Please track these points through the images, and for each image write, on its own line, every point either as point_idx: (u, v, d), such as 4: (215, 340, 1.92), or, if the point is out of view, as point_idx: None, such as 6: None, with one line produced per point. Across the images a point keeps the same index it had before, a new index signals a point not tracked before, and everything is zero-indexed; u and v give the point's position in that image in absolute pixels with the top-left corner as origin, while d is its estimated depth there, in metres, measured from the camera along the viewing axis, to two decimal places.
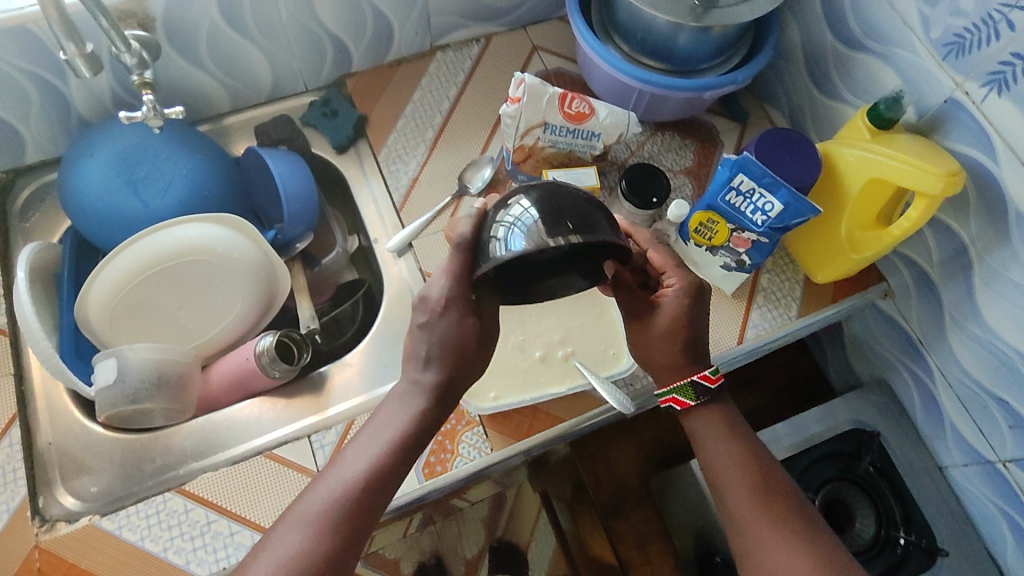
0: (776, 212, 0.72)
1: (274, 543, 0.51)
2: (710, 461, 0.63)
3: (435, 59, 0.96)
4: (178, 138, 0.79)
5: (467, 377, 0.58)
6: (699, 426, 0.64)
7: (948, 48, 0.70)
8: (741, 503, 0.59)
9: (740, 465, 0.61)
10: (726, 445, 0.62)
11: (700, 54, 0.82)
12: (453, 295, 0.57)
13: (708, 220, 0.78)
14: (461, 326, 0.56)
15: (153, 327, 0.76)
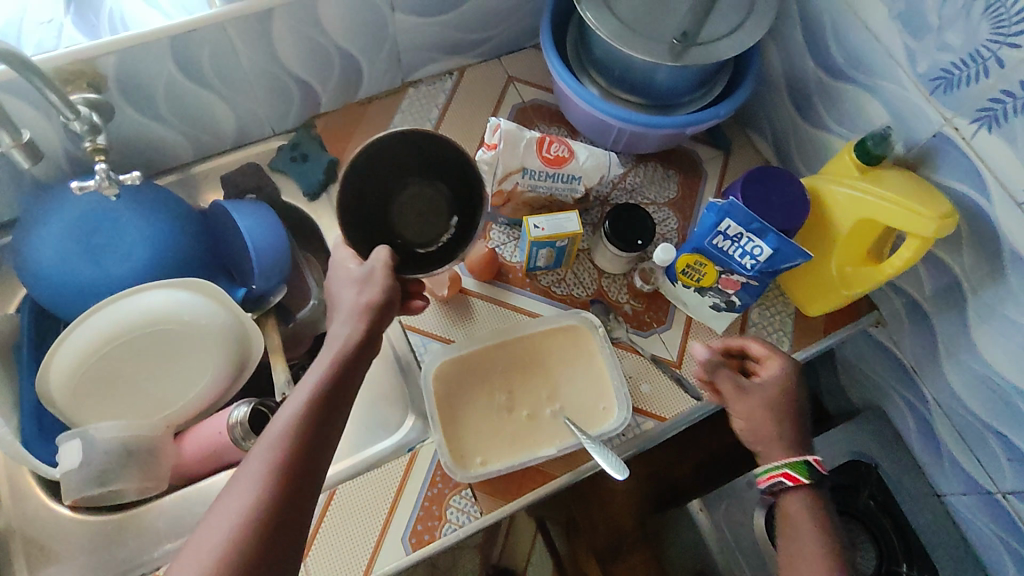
0: (765, 256, 0.70)
1: (216, 515, 0.48)
2: (799, 541, 0.65)
3: (408, 95, 0.92)
4: (138, 198, 0.75)
5: (369, 299, 0.58)
6: (792, 508, 0.67)
7: (935, 82, 0.68)
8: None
9: (825, 554, 0.64)
10: (814, 531, 0.65)
11: (680, 89, 0.80)
12: (341, 254, 0.63)
13: (696, 262, 0.75)
14: (345, 263, 0.62)
15: (122, 401, 0.72)
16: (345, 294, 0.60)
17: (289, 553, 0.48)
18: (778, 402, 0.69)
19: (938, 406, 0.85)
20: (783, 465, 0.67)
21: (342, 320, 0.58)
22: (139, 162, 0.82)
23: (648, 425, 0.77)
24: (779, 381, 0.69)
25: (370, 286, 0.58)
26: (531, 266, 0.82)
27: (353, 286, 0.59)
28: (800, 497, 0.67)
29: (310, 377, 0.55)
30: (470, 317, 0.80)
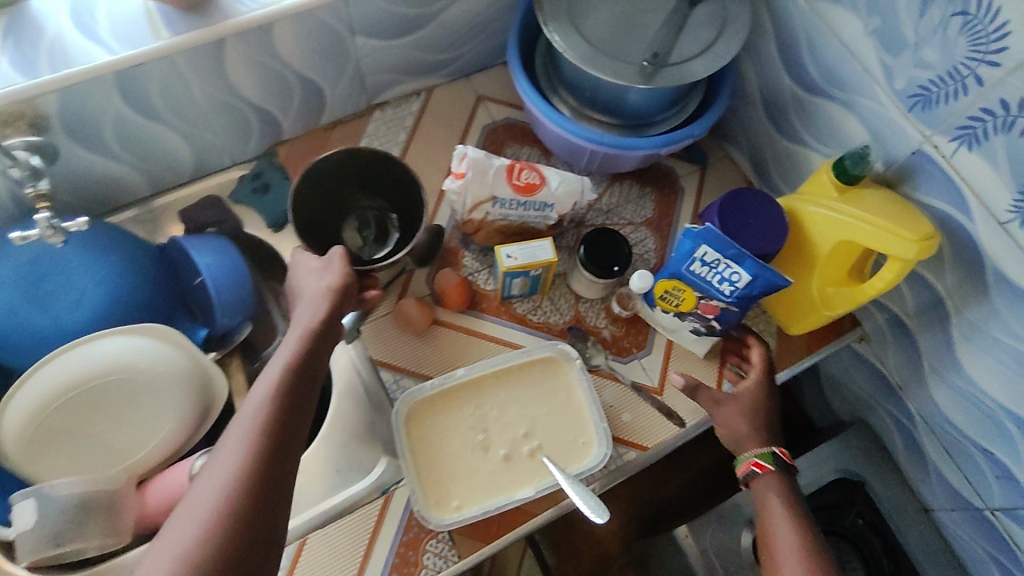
0: (744, 282, 0.68)
1: (201, 482, 0.45)
2: (768, 521, 0.63)
3: (373, 119, 0.89)
4: (89, 242, 0.71)
5: (333, 281, 0.64)
6: (762, 492, 0.65)
7: (913, 99, 0.66)
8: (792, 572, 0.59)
9: (794, 533, 0.61)
10: (783, 511, 0.63)
11: (653, 107, 0.77)
12: (303, 258, 0.69)
13: (674, 287, 0.73)
14: (306, 260, 0.68)
15: (80, 455, 0.68)
16: (307, 287, 0.65)
17: (281, 510, 0.46)
18: (757, 412, 0.71)
19: (925, 422, 0.83)
20: (751, 453, 0.68)
21: (307, 305, 0.62)
22: (92, 198, 0.78)
23: (630, 456, 0.75)
24: (759, 393, 0.72)
25: (332, 271, 0.65)
26: (505, 294, 0.79)
27: (315, 276, 0.66)
28: (769, 477, 0.66)
29: (279, 355, 0.55)
30: (443, 350, 0.78)
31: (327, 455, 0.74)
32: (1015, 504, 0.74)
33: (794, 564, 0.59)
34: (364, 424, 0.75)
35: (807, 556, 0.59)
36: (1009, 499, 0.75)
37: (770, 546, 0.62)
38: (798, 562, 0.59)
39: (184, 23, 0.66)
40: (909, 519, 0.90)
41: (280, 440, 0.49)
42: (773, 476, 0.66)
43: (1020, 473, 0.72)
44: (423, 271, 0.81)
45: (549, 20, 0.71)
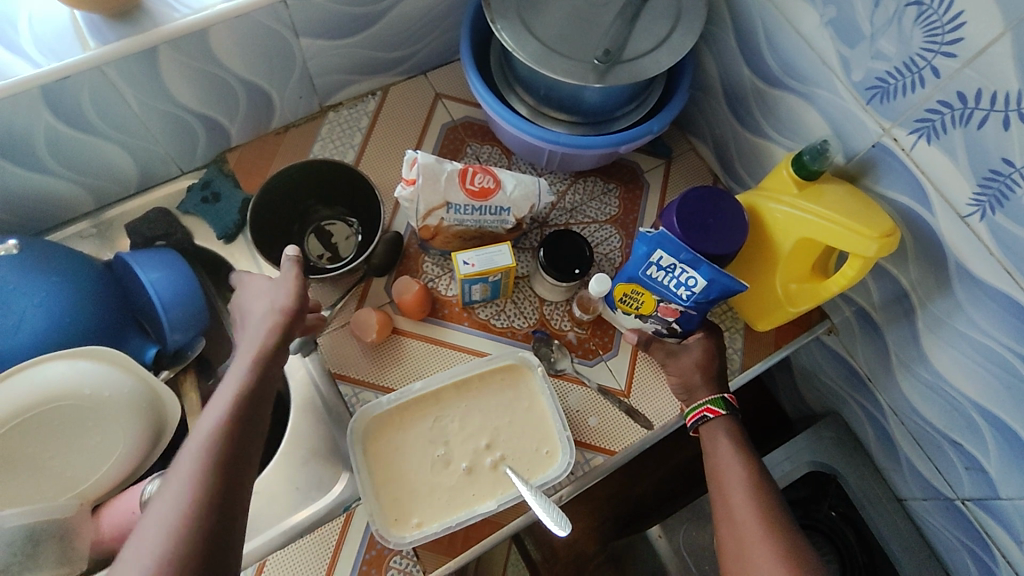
0: (700, 287, 0.66)
1: (154, 509, 0.42)
2: (718, 462, 0.63)
3: (327, 121, 0.87)
4: (25, 262, 0.68)
5: (285, 302, 0.58)
6: (711, 437, 0.65)
7: (871, 92, 0.64)
8: (740, 505, 0.58)
9: (743, 469, 0.61)
10: (732, 451, 0.63)
11: (610, 103, 0.75)
12: (252, 280, 0.64)
13: (633, 291, 0.72)
14: (256, 283, 0.63)
15: (24, 486, 0.66)
16: (254, 309, 0.59)
17: (237, 542, 0.43)
18: (709, 365, 0.70)
19: (895, 414, 0.82)
20: (702, 400, 0.67)
21: (252, 330, 0.56)
22: (31, 215, 0.76)
23: (597, 461, 0.74)
24: (708, 349, 0.72)
25: (284, 289, 0.59)
26: (466, 300, 0.77)
27: (264, 296, 0.60)
28: (718, 421, 0.66)
29: (229, 378, 0.50)
30: (405, 359, 0.76)
31: (288, 473, 0.72)
32: (985, 494, 0.74)
33: (742, 497, 0.59)
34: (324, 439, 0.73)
35: (754, 489, 0.59)
36: (979, 490, 0.74)
37: (719, 485, 0.61)
38: (745, 494, 0.59)
39: (113, 32, 0.63)
40: (883, 510, 0.89)
41: (223, 488, 0.43)
42: (722, 420, 0.66)
43: (988, 463, 0.71)
44: (382, 279, 0.79)
45: (497, 18, 0.69)
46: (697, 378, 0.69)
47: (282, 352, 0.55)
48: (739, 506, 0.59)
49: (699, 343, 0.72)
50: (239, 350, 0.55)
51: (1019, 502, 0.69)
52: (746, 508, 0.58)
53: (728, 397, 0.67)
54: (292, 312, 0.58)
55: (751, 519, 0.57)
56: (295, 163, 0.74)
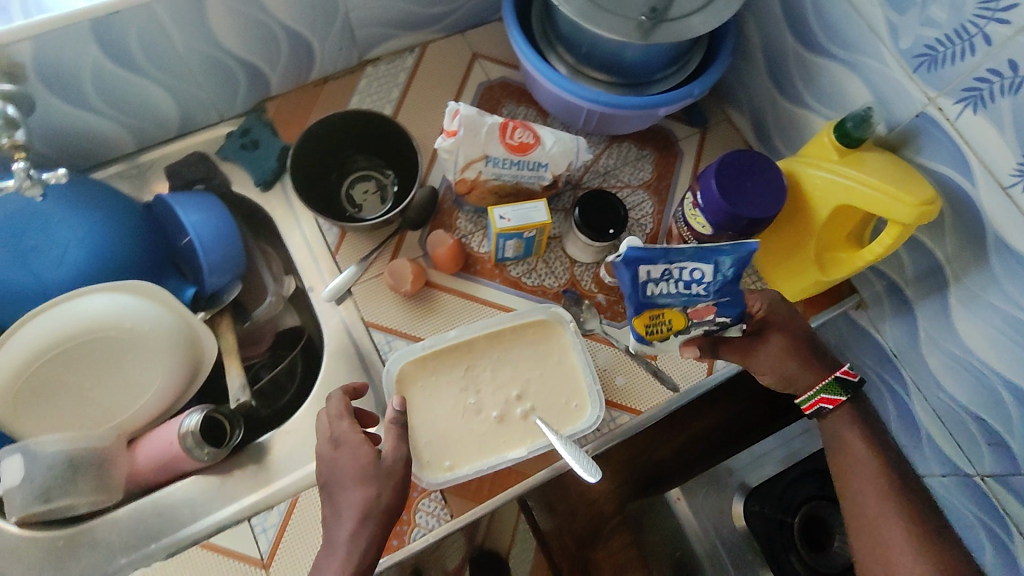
0: (709, 271, 0.61)
1: None
2: (849, 451, 0.65)
3: (366, 75, 0.87)
4: (68, 196, 0.69)
5: (387, 504, 0.54)
6: (837, 428, 0.67)
7: (918, 60, 0.64)
8: (877, 508, 0.61)
9: (876, 471, 0.63)
10: (862, 447, 0.64)
11: (652, 65, 0.76)
12: (347, 432, 0.57)
13: (651, 320, 0.61)
14: (356, 451, 0.55)
15: (67, 415, 0.67)
16: (351, 494, 0.53)
17: None
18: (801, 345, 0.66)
19: (918, 389, 0.82)
20: (816, 392, 0.66)
21: (346, 530, 0.52)
22: (74, 153, 0.77)
23: (623, 419, 0.75)
24: (790, 329, 0.66)
25: (388, 486, 0.54)
26: (499, 257, 0.78)
27: (364, 484, 0.53)
28: (843, 408, 0.66)
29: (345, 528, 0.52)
30: (437, 311, 0.77)
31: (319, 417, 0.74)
32: (1005, 471, 0.73)
33: (878, 500, 0.62)
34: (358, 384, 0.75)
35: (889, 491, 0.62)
36: (1000, 467, 0.74)
37: (849, 485, 0.64)
38: (882, 497, 0.62)
39: None
40: None
41: None
42: (847, 406, 0.67)
43: (1011, 439, 0.71)
44: (417, 233, 0.80)
45: None
46: (800, 367, 0.66)
47: (392, 503, 0.54)
48: (878, 509, 0.61)
49: (777, 331, 0.66)
50: (339, 512, 0.53)
51: None
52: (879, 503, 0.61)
53: (838, 374, 0.66)
54: (387, 520, 0.53)
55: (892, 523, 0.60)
56: (333, 113, 0.75)
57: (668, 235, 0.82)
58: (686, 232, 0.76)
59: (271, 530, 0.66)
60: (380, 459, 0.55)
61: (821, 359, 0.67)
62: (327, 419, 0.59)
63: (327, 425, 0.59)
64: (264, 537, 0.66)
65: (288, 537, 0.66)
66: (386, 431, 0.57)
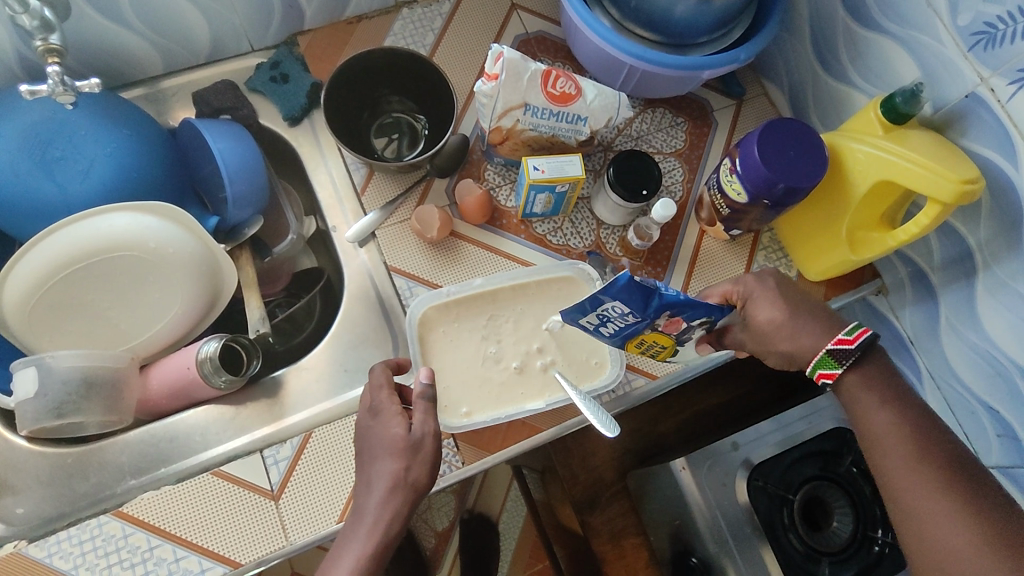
0: (625, 305, 0.57)
1: None
2: (875, 429, 0.57)
3: (401, 17, 0.84)
4: (97, 111, 0.68)
5: (417, 478, 0.54)
6: (855, 403, 0.59)
7: (975, 38, 0.62)
8: (910, 487, 0.54)
9: (904, 444, 0.55)
10: (886, 421, 0.57)
11: (699, 26, 0.74)
12: (386, 402, 0.57)
13: (638, 345, 0.64)
14: (388, 422, 0.55)
15: (84, 330, 0.67)
16: (381, 464, 0.54)
17: None
18: (785, 323, 0.61)
19: (930, 377, 0.79)
20: (811, 368, 0.61)
21: (375, 497, 0.53)
22: (103, 69, 0.76)
23: (639, 383, 0.73)
24: (771, 307, 0.62)
25: (419, 459, 0.54)
26: (527, 212, 0.77)
27: (395, 455, 0.53)
28: (847, 376, 0.60)
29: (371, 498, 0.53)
30: (461, 261, 0.75)
31: (335, 355, 0.73)
32: (1012, 463, 0.71)
33: (908, 477, 0.54)
34: (375, 327, 0.75)
35: (919, 465, 0.54)
36: (1006, 458, 0.72)
37: (879, 465, 0.57)
38: (914, 474, 0.54)
39: None
40: None
41: None
42: (850, 375, 0.60)
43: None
44: (444, 181, 0.78)
45: None
46: (789, 345, 0.61)
47: (428, 480, 0.54)
48: (911, 487, 0.54)
49: (760, 312, 0.63)
50: (369, 481, 0.54)
51: None
52: (921, 487, 0.53)
53: (829, 347, 0.59)
54: (415, 492, 0.54)
55: (932, 501, 0.52)
56: (372, 48, 0.74)
57: (698, 203, 0.81)
58: (720, 200, 0.75)
59: (283, 462, 0.66)
60: (409, 432, 0.54)
61: (808, 330, 0.61)
62: (371, 382, 0.59)
63: (369, 395, 0.59)
64: (276, 469, 0.65)
65: (300, 469, 0.65)
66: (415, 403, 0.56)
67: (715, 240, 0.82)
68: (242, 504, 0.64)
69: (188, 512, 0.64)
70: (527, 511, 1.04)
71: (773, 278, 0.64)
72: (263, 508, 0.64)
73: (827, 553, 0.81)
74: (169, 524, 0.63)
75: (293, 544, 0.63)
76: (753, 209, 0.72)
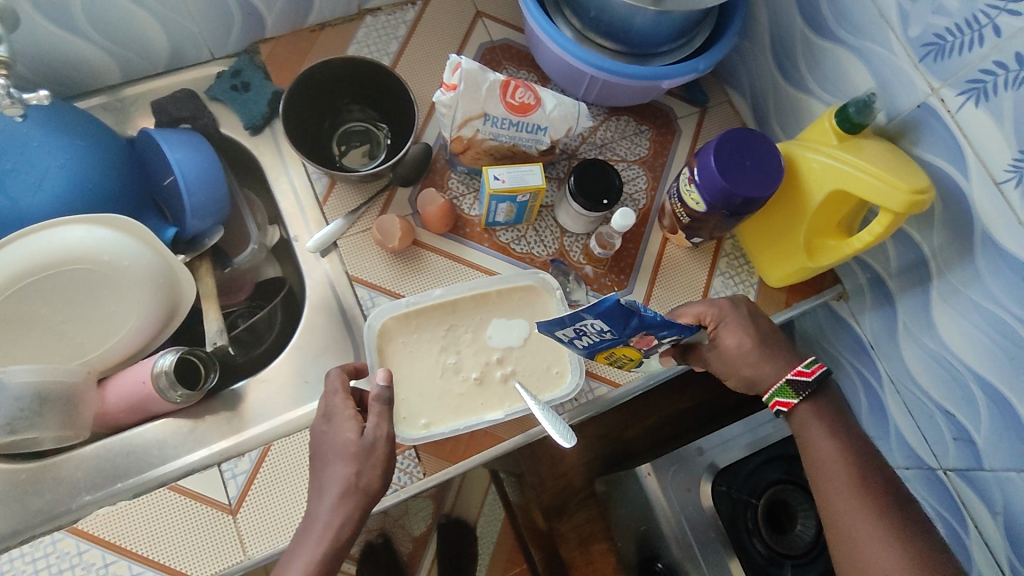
0: (608, 326, 0.57)
1: None
2: (818, 457, 0.60)
3: (364, 25, 0.83)
4: (50, 121, 0.67)
5: (369, 482, 0.53)
6: (803, 428, 0.61)
7: (926, 49, 0.63)
8: (850, 513, 0.56)
9: (847, 472, 0.58)
10: (833, 449, 0.59)
11: (657, 36, 0.75)
12: (340, 407, 0.57)
13: (609, 359, 0.64)
14: (342, 427, 0.55)
15: (36, 345, 0.66)
16: (334, 469, 0.54)
17: None
18: (752, 350, 0.63)
19: (891, 381, 0.79)
20: (769, 395, 0.63)
21: (327, 502, 0.53)
22: (60, 80, 0.75)
23: (602, 391, 0.73)
24: (739, 332, 0.63)
25: (371, 465, 0.54)
26: (490, 221, 0.77)
27: (347, 460, 0.53)
28: (801, 406, 0.62)
29: (321, 508, 0.53)
30: (423, 270, 0.75)
31: (296, 366, 0.73)
32: (968, 465, 0.70)
33: (851, 503, 0.57)
34: (336, 337, 0.74)
35: (860, 492, 0.57)
36: (962, 461, 0.71)
37: (822, 489, 0.59)
38: (854, 501, 0.57)
39: None
40: None
41: None
42: (805, 405, 0.61)
43: (978, 435, 0.68)
44: (406, 190, 0.78)
45: None
46: (752, 370, 0.63)
47: (380, 487, 0.54)
48: (851, 511, 0.56)
49: (729, 338, 0.63)
50: (321, 489, 0.53)
51: (1002, 474, 0.66)
52: (858, 515, 0.56)
53: (789, 377, 0.61)
54: (368, 498, 0.53)
55: (867, 528, 0.55)
56: (332, 58, 0.74)
57: (660, 211, 0.82)
58: (680, 209, 0.75)
59: (241, 476, 0.65)
60: (361, 437, 0.54)
61: (774, 360, 0.63)
62: (326, 385, 0.59)
63: (323, 399, 0.58)
64: (234, 483, 0.65)
65: (259, 482, 0.65)
66: (369, 407, 0.55)
67: (678, 247, 0.83)
68: (198, 520, 0.64)
69: (144, 528, 0.63)
70: (506, 515, 0.97)
71: (739, 304, 0.65)
72: (220, 522, 0.64)
73: (790, 556, 0.81)
74: (124, 540, 0.62)
75: (250, 559, 0.63)
76: (713, 218, 0.73)
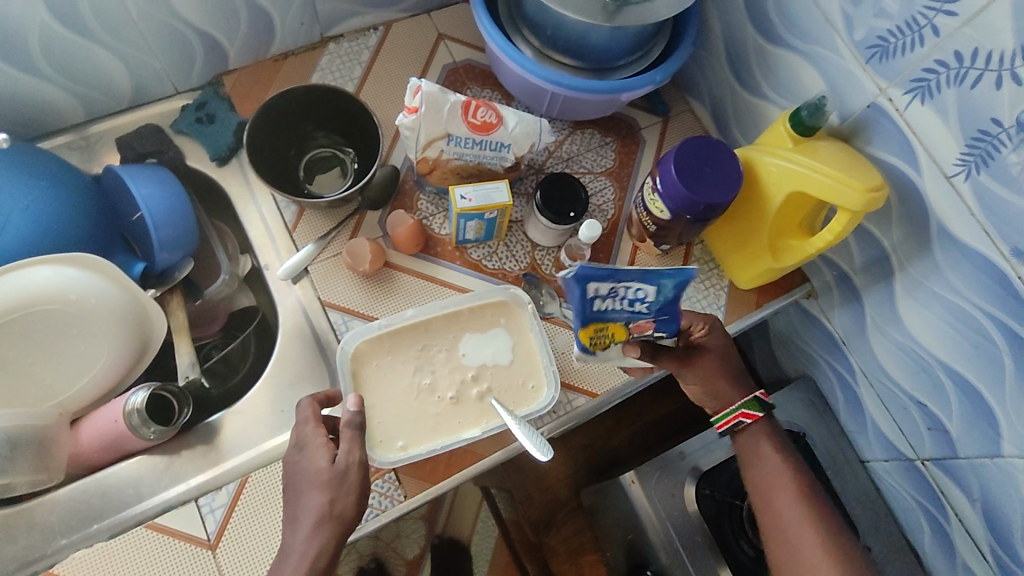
0: (655, 297, 0.60)
1: None
2: (764, 468, 0.65)
3: (328, 52, 0.84)
4: (12, 163, 0.66)
5: (343, 509, 0.53)
6: (748, 442, 0.67)
7: (871, 50, 0.65)
8: (793, 519, 0.62)
9: (790, 483, 0.64)
10: (778, 461, 0.65)
11: (614, 50, 0.76)
12: (311, 435, 0.57)
13: (597, 327, 0.61)
14: (313, 456, 0.55)
15: (6, 389, 0.65)
16: (308, 498, 0.53)
17: None
18: (734, 356, 0.68)
19: (864, 375, 0.80)
20: (735, 407, 0.66)
21: (302, 532, 0.52)
22: (21, 121, 0.75)
23: (579, 402, 0.74)
24: (725, 338, 0.68)
25: (344, 491, 0.53)
26: (460, 239, 0.77)
27: (320, 488, 0.53)
28: (757, 423, 0.67)
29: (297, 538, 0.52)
30: (396, 291, 0.76)
31: (272, 396, 0.73)
32: (944, 455, 0.71)
33: (794, 509, 0.63)
34: (311, 363, 0.75)
35: (802, 500, 0.63)
36: (938, 451, 0.72)
37: (763, 498, 0.64)
38: (797, 508, 0.63)
39: None
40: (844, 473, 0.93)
41: None
42: (757, 423, 0.67)
43: (950, 424, 0.69)
44: (376, 213, 0.79)
45: None
46: (730, 380, 0.67)
47: (356, 512, 0.54)
48: (792, 517, 0.62)
49: (716, 343, 0.67)
50: (295, 519, 0.53)
51: (976, 462, 0.67)
52: (800, 522, 0.62)
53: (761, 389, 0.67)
54: (345, 525, 0.53)
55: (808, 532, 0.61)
56: (292, 86, 0.75)
57: (628, 221, 0.83)
58: (646, 218, 0.76)
59: (219, 509, 0.65)
60: (333, 464, 0.54)
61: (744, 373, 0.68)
62: (297, 419, 0.59)
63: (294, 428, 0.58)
64: (212, 517, 0.64)
65: (237, 515, 0.64)
66: (342, 433, 0.55)
67: (648, 255, 0.84)
68: (177, 557, 0.63)
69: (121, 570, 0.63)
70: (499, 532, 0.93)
71: None
72: (200, 558, 0.63)
73: None
74: None
75: None
76: (678, 225, 0.74)
